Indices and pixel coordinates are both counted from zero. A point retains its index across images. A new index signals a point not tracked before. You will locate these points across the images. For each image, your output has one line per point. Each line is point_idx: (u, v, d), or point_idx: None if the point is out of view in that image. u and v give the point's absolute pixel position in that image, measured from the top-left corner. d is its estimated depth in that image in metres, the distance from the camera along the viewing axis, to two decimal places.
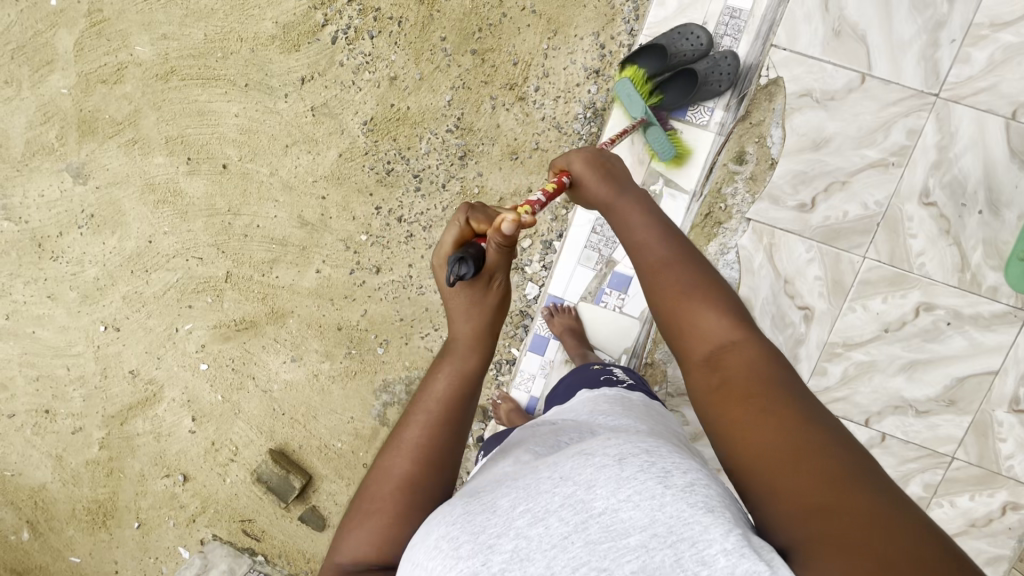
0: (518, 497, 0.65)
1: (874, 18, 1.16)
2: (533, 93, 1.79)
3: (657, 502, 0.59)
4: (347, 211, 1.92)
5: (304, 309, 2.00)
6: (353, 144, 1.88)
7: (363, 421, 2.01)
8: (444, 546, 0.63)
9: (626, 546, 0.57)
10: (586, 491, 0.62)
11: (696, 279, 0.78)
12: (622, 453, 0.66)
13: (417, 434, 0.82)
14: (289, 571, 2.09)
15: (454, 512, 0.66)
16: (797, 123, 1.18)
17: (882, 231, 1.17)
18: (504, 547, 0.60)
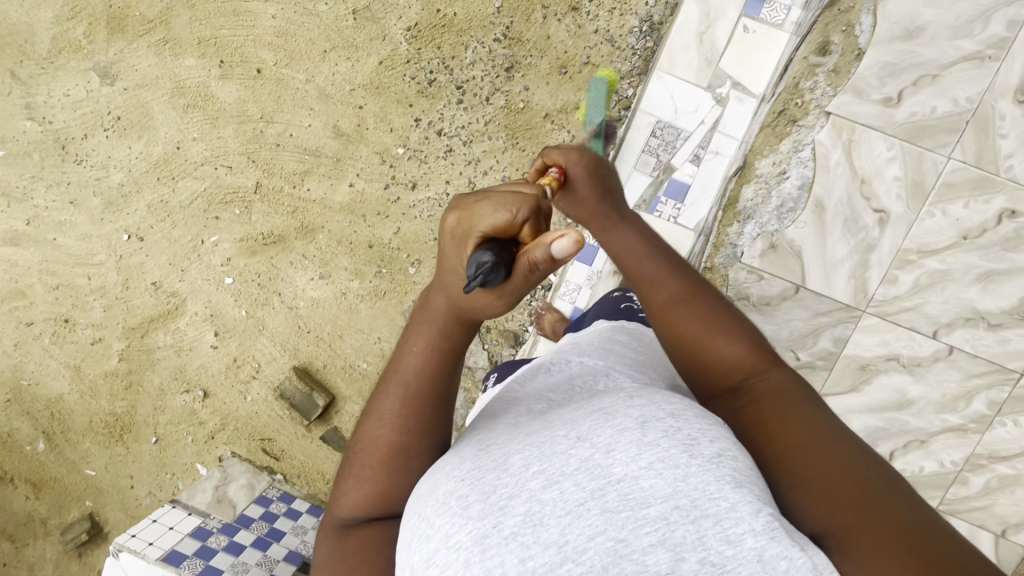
0: (531, 456, 0.57)
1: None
2: (587, 4, 1.70)
3: (681, 475, 0.52)
4: (385, 122, 1.85)
5: (335, 224, 1.94)
6: (395, 51, 1.81)
7: (390, 342, 1.97)
8: (453, 503, 0.55)
9: (646, 522, 0.49)
10: (604, 455, 0.54)
11: (713, 310, 0.73)
12: (641, 418, 0.57)
13: (394, 410, 0.72)
14: (308, 492, 2.07)
15: (465, 468, 0.59)
16: (890, 10, 1.17)
17: (971, 130, 1.15)
18: (517, 509, 0.52)
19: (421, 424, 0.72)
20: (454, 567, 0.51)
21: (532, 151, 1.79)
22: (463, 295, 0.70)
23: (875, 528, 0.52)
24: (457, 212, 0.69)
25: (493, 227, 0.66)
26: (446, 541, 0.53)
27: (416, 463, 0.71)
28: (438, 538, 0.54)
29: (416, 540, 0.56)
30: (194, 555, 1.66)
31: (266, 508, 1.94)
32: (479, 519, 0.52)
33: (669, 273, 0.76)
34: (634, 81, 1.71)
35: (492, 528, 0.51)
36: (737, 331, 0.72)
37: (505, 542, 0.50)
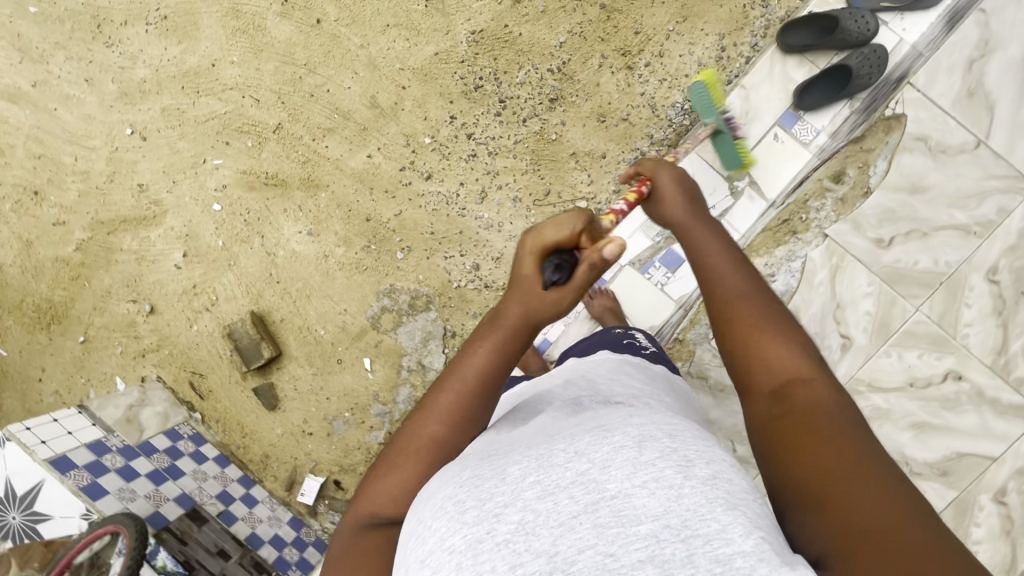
0: (529, 467, 0.59)
1: (1007, 95, 1.42)
2: (641, 67, 1.79)
3: (675, 493, 0.53)
4: (421, 110, 1.89)
5: (340, 188, 1.94)
6: (453, 48, 1.86)
7: (355, 317, 1.95)
8: (450, 507, 0.57)
9: (637, 540, 0.50)
10: (599, 471, 0.56)
11: (772, 313, 0.79)
12: (642, 441, 0.59)
13: (449, 403, 0.80)
14: (220, 440, 1.99)
15: (464, 475, 0.61)
16: (904, 161, 1.46)
17: (943, 290, 1.42)
18: (510, 517, 0.54)
19: (465, 422, 0.79)
20: (444, 570, 0.52)
21: (551, 182, 1.84)
22: (534, 300, 0.85)
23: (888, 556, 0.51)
24: (530, 235, 0.87)
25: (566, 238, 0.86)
26: (439, 546, 0.54)
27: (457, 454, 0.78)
28: (433, 539, 0.55)
29: (411, 544, 0.58)
30: (86, 466, 1.57)
31: (173, 442, 1.86)
32: (475, 525, 0.54)
33: (744, 289, 0.83)
34: (662, 150, 1.79)
35: (485, 534, 0.53)
36: (796, 342, 0.75)
37: (498, 547, 0.52)
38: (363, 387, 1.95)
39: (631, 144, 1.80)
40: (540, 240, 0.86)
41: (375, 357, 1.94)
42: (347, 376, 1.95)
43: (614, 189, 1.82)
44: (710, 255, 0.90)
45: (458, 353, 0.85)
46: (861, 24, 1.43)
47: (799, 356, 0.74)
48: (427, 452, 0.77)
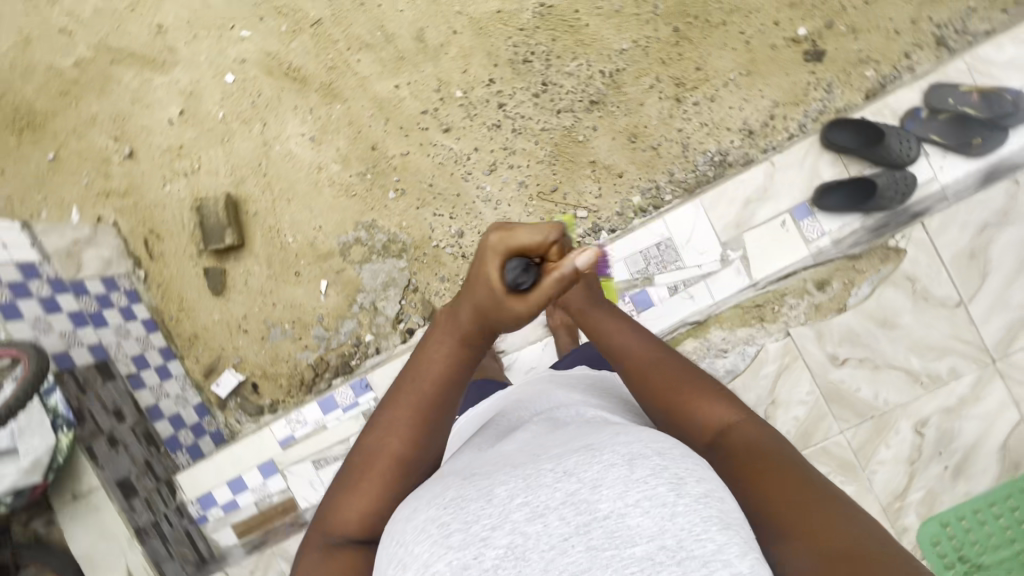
0: (516, 488, 0.59)
1: (1003, 268, 1.52)
2: (689, 104, 1.75)
3: (669, 513, 0.54)
4: (463, 61, 1.83)
5: (357, 106, 1.88)
6: (517, 13, 1.80)
7: (326, 238, 1.92)
8: (433, 531, 0.59)
9: (633, 562, 0.51)
10: (590, 491, 0.57)
11: (685, 370, 0.85)
12: (629, 459, 0.60)
13: (405, 417, 0.82)
14: (155, 304, 1.95)
15: (448, 496, 0.62)
16: (885, 294, 1.53)
17: (871, 424, 1.52)
18: (499, 542, 0.55)
19: (423, 429, 0.81)
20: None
21: (561, 180, 1.81)
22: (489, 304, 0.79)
23: (842, 562, 0.55)
24: (495, 234, 0.77)
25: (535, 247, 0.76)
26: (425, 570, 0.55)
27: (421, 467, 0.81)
28: (415, 565, 0.56)
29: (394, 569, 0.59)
30: (6, 284, 1.60)
31: (106, 292, 1.83)
32: (461, 550, 0.55)
33: (659, 355, 0.89)
34: (676, 191, 1.77)
35: (473, 560, 0.54)
36: (716, 392, 0.81)
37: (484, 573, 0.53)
38: (311, 306, 1.93)
39: (651, 174, 1.78)
40: (505, 243, 0.76)
41: (332, 283, 1.92)
42: (300, 290, 1.93)
43: (618, 211, 1.80)
44: (612, 327, 0.97)
45: (410, 366, 0.85)
46: (903, 148, 1.54)
47: (722, 406, 0.79)
48: (388, 467, 0.80)
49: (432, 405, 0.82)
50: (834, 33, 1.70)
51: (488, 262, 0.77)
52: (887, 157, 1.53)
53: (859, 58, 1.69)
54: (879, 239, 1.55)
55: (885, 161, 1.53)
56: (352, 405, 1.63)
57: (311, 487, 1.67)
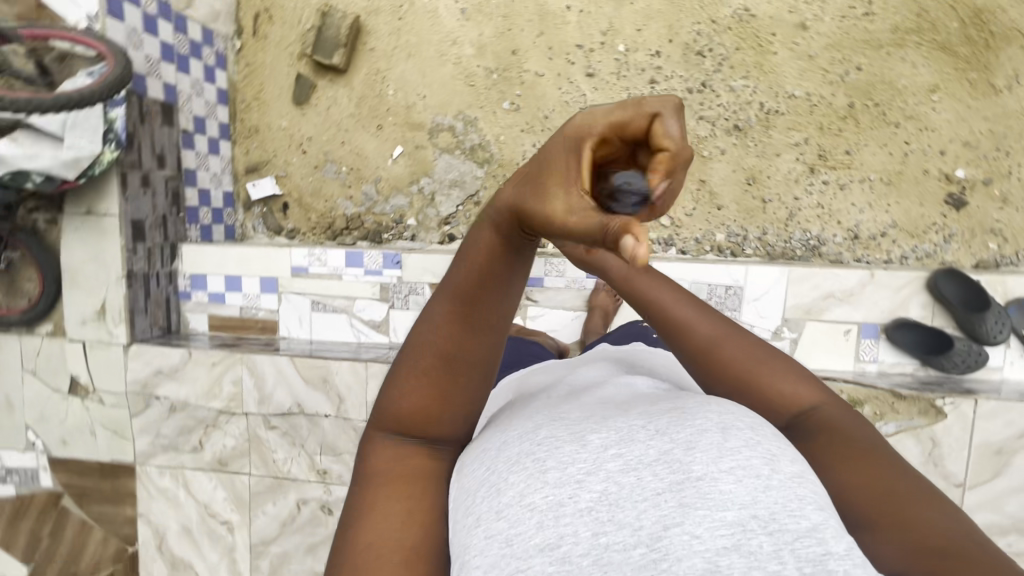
0: (609, 439, 0.61)
1: (1016, 480, 1.52)
2: (819, 179, 1.72)
3: (764, 484, 0.54)
4: (642, 21, 1.75)
5: (519, 6, 1.80)
6: (718, 5, 1.71)
7: (423, 110, 1.86)
8: (529, 464, 0.61)
9: (723, 525, 0.51)
10: (684, 453, 0.57)
11: (754, 343, 0.79)
12: (723, 426, 0.61)
13: (449, 324, 0.70)
14: (233, 82, 1.92)
15: (540, 435, 0.64)
16: (900, 445, 1.56)
17: None
18: (593, 486, 0.56)
19: (472, 333, 0.70)
20: (524, 525, 0.56)
21: None
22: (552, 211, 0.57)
23: (941, 553, 0.54)
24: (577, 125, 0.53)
25: (659, 135, 0.51)
26: (519, 500, 0.58)
27: (468, 371, 0.72)
28: (511, 492, 0.59)
29: (485, 493, 0.63)
30: None
31: (201, 45, 1.79)
32: (556, 487, 0.57)
33: (720, 324, 0.81)
34: (761, 250, 1.75)
35: (567, 499, 0.56)
36: (793, 369, 0.77)
37: (579, 514, 0.55)
38: (376, 165, 1.89)
39: (748, 222, 1.75)
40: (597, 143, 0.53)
41: (406, 154, 1.88)
42: (374, 144, 1.89)
43: (698, 238, 1.77)
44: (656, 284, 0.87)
45: (452, 274, 0.71)
46: (997, 327, 1.54)
47: (801, 384, 0.75)
48: (433, 370, 0.71)
49: (474, 301, 0.69)
50: (984, 192, 1.66)
51: (568, 137, 0.54)
52: (974, 329, 1.55)
53: (991, 228, 1.66)
54: (930, 392, 1.53)
55: (971, 331, 1.56)
56: (375, 276, 1.59)
57: (297, 323, 1.64)
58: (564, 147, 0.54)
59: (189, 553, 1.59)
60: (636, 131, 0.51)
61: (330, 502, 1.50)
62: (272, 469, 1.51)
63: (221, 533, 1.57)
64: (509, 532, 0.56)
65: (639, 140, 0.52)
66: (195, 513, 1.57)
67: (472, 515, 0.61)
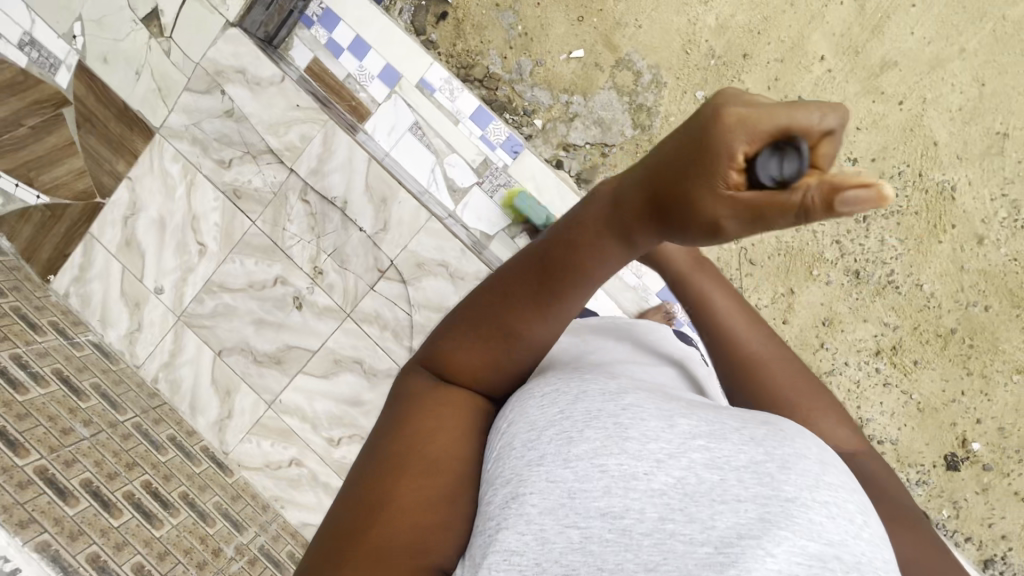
0: (700, 430, 0.61)
1: None
2: (875, 364, 1.74)
3: (855, 530, 0.55)
4: (865, 123, 1.65)
5: (782, 20, 1.65)
6: (934, 164, 1.64)
7: (628, 37, 1.71)
8: (608, 428, 0.61)
9: (801, 556, 0.51)
10: (777, 470, 0.57)
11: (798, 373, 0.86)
12: (826, 465, 0.60)
13: (529, 299, 0.74)
14: None
15: (618, 400, 0.64)
16: None
17: None
18: (672, 470, 0.57)
19: (548, 308, 0.73)
20: (591, 483, 0.57)
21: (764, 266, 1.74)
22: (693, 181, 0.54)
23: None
24: (738, 107, 0.51)
25: (795, 139, 0.48)
26: (590, 455, 0.59)
27: (524, 343, 0.75)
28: (585, 448, 0.59)
29: (553, 436, 0.62)
30: None
31: None
32: (633, 458, 0.58)
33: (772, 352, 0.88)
34: None
35: (641, 475, 0.57)
36: (835, 414, 0.83)
37: (649, 495, 0.56)
38: (549, 48, 1.75)
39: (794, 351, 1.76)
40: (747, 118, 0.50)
41: (581, 62, 1.74)
42: (562, 30, 1.74)
43: None
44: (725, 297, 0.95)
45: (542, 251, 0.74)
46: None
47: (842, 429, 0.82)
48: (497, 333, 0.76)
49: (546, 268, 0.72)
50: (978, 473, 1.73)
51: (704, 127, 0.53)
52: None
53: (957, 501, 1.73)
54: None
55: None
56: (485, 147, 1.48)
57: (386, 130, 1.49)
58: (688, 141, 0.55)
59: (147, 244, 1.48)
60: (763, 134, 0.49)
61: (305, 299, 1.43)
62: (276, 235, 1.42)
63: (188, 251, 1.47)
64: (573, 484, 0.58)
65: (775, 144, 0.49)
66: (179, 216, 1.46)
67: (532, 455, 0.61)
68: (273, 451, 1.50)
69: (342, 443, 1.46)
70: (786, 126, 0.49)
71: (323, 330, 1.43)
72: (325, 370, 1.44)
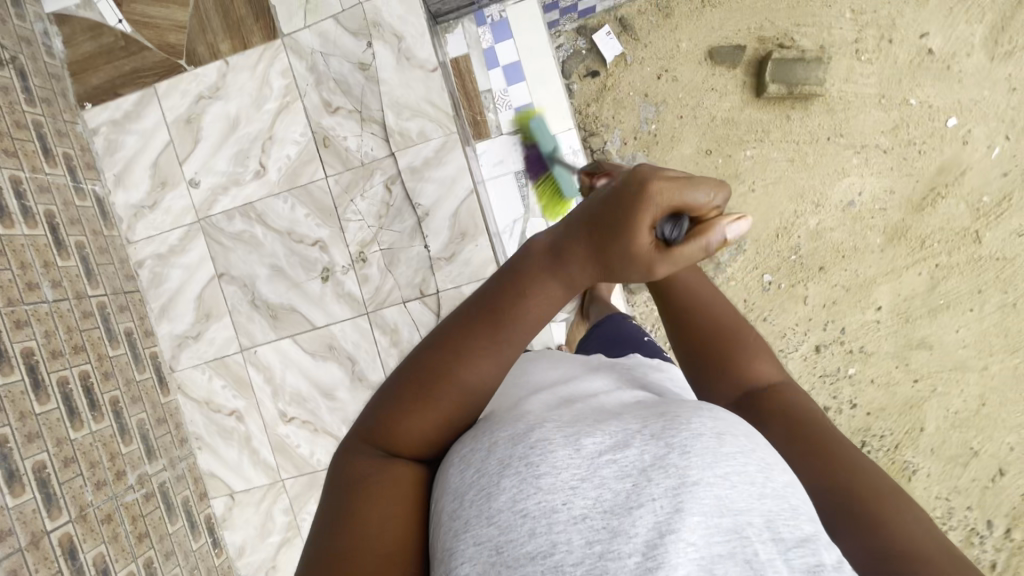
0: (606, 440, 0.47)
1: None
2: None
3: (758, 492, 0.45)
4: (880, 381, 1.77)
5: (869, 259, 1.74)
6: (911, 445, 1.78)
7: (739, 194, 1.74)
8: (523, 462, 0.46)
9: (717, 533, 0.42)
10: (680, 456, 0.45)
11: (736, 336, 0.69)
12: (719, 429, 0.48)
13: (477, 348, 0.60)
14: None
15: (534, 434, 0.49)
16: None
17: None
18: (588, 492, 0.44)
19: (498, 349, 0.61)
20: (515, 532, 0.43)
21: None
22: (622, 242, 0.56)
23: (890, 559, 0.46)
24: (655, 180, 0.54)
25: (689, 213, 0.55)
26: (509, 505, 0.44)
27: (468, 400, 0.60)
28: (505, 497, 0.45)
29: (472, 496, 0.47)
30: None
31: None
32: (550, 491, 0.44)
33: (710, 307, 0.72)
34: None
35: (561, 506, 0.44)
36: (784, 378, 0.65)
37: (573, 523, 0.43)
38: (669, 161, 1.74)
39: None
40: (660, 186, 0.54)
41: None
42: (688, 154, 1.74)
43: None
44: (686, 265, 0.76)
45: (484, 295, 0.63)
46: None
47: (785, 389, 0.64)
48: (433, 392, 0.59)
49: (494, 313, 0.61)
50: None
51: (631, 195, 0.55)
52: None
53: None
54: None
55: None
56: None
57: (495, 159, 1.45)
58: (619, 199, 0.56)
59: (207, 133, 1.35)
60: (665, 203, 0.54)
61: (334, 276, 1.36)
62: (342, 202, 1.34)
63: (244, 166, 1.35)
64: (498, 538, 0.44)
65: (676, 212, 0.55)
66: (255, 128, 1.34)
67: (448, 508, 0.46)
68: (220, 394, 1.41)
69: (292, 423, 1.39)
70: (684, 196, 0.54)
71: (334, 312, 1.36)
72: (315, 350, 1.37)
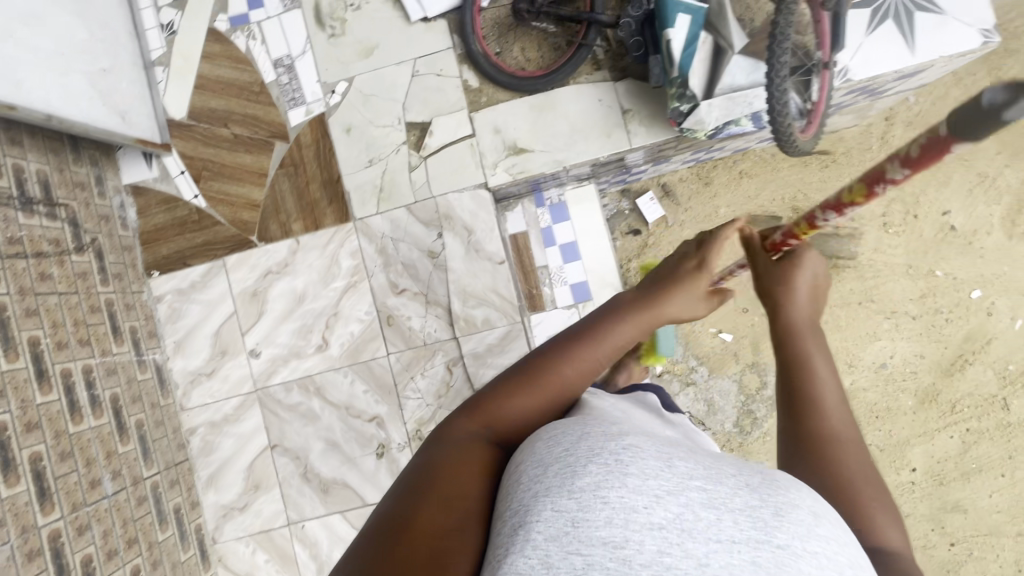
0: (698, 470, 0.43)
1: None
2: None
3: None
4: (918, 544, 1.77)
5: (902, 422, 1.78)
6: None
7: None
8: (616, 459, 0.42)
9: None
10: (772, 517, 0.40)
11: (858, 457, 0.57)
12: (818, 511, 0.42)
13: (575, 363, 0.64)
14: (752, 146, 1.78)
15: (645, 450, 0.44)
16: None
17: None
18: (672, 510, 0.40)
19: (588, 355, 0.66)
20: (587, 508, 0.40)
21: None
22: None
23: None
24: None
25: None
26: (593, 487, 0.40)
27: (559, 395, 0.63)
28: (590, 478, 0.41)
29: (555, 468, 0.43)
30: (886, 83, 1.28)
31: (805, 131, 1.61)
32: (640, 492, 0.40)
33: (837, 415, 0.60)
34: None
35: (643, 510, 0.39)
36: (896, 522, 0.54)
37: (649, 529, 0.39)
38: None
39: None
40: None
41: None
42: None
43: None
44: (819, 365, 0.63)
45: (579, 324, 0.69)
46: None
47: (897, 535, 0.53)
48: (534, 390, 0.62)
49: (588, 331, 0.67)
50: None
51: None
52: None
53: None
54: None
55: None
56: None
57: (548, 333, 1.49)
58: None
59: (272, 307, 1.38)
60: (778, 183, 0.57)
61: (389, 452, 1.35)
62: (402, 379, 1.36)
63: (307, 339, 1.38)
64: (571, 511, 0.40)
65: None
66: (321, 304, 1.37)
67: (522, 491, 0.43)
68: (263, 568, 1.37)
69: None
70: None
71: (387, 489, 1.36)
72: None
